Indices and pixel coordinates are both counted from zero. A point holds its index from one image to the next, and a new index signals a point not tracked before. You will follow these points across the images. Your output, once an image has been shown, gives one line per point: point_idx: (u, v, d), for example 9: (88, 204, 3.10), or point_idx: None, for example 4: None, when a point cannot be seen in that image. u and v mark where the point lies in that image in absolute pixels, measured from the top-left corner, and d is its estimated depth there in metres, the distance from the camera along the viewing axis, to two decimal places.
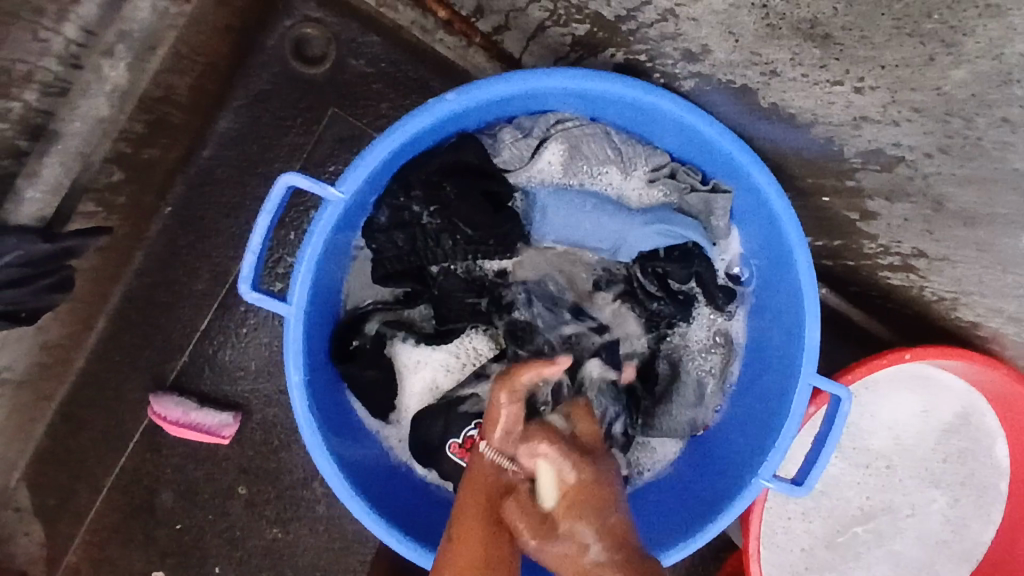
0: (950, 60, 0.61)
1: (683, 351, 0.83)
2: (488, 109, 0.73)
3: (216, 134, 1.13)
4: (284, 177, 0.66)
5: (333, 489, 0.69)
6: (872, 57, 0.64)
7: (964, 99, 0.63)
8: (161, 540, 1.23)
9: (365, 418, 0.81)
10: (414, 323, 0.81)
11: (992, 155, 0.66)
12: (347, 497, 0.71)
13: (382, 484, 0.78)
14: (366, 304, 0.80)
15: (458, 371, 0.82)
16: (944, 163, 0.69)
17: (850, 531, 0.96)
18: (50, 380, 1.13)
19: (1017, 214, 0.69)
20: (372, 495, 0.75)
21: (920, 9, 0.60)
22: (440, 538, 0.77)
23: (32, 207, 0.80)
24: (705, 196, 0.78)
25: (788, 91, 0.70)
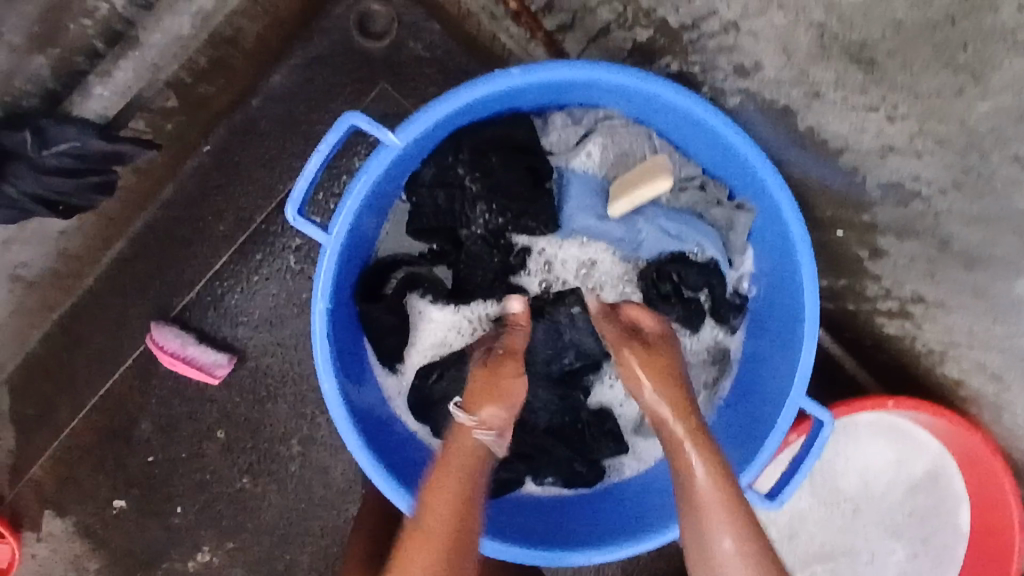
0: (977, 93, 0.70)
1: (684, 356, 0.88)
2: (544, 93, 0.81)
3: (269, 86, 1.17)
4: (349, 115, 0.72)
5: (333, 416, 0.73)
6: (908, 85, 0.72)
7: (984, 133, 0.71)
8: (130, 469, 1.23)
9: (373, 362, 0.87)
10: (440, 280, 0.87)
11: (1000, 192, 0.73)
12: (343, 427, 0.75)
13: (376, 427, 0.82)
14: (397, 256, 0.87)
15: (469, 334, 0.86)
16: (956, 200, 0.75)
17: (807, 566, 1.01)
18: (58, 290, 1.15)
19: (1016, 257, 0.76)
20: (366, 435, 0.79)
21: (957, 39, 0.69)
22: (421, 486, 0.81)
23: (98, 104, 0.83)
24: (729, 211, 0.85)
25: (826, 114, 0.77)
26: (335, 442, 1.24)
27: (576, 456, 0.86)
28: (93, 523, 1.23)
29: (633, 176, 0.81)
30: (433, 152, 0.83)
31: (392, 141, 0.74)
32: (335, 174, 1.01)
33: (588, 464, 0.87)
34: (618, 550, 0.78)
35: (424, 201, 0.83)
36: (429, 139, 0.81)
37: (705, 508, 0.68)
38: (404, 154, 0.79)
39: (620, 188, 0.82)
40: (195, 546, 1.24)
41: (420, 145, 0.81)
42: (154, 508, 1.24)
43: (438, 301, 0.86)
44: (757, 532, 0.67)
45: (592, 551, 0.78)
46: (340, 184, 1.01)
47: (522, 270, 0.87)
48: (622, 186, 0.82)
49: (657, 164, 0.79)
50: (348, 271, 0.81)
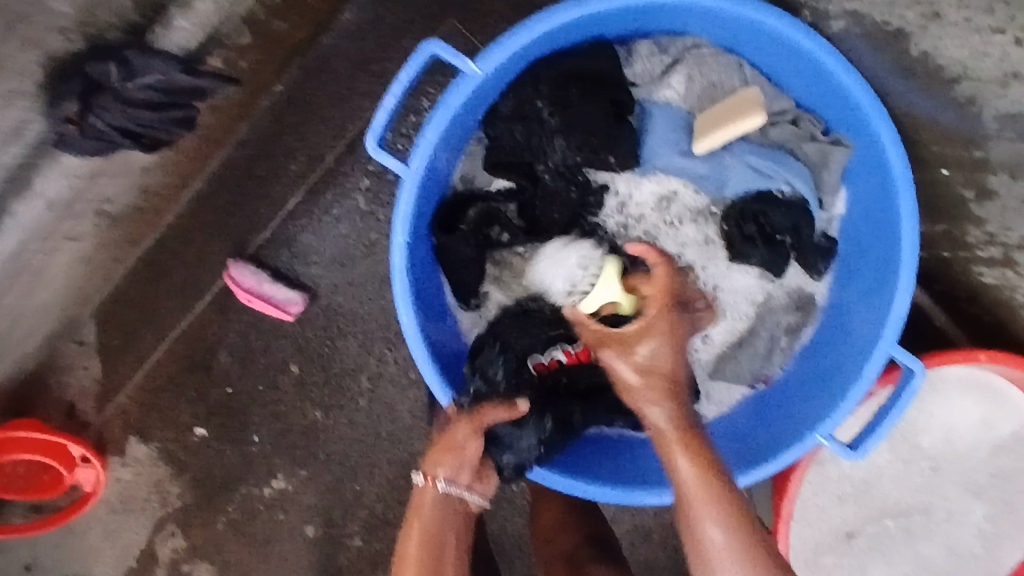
0: None
1: (765, 300, 0.86)
2: (629, 18, 0.79)
3: (339, 25, 1.19)
4: (430, 43, 0.70)
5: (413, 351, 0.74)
6: None
7: None
8: (211, 398, 1.29)
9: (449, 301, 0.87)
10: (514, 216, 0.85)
11: None
12: (421, 359, 0.76)
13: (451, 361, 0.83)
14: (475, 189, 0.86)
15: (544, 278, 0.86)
16: None
17: (880, 522, 0.97)
18: (141, 225, 1.20)
19: None
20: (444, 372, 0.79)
21: None
22: None
23: (179, 36, 0.84)
24: (823, 146, 0.80)
25: None
26: (403, 379, 1.27)
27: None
28: (176, 448, 1.30)
29: (723, 110, 0.77)
30: (510, 85, 0.81)
31: (473, 70, 0.72)
32: (405, 114, 1.00)
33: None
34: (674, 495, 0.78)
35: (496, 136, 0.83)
36: (509, 69, 0.79)
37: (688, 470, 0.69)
38: (484, 84, 0.77)
39: (708, 123, 0.78)
40: (271, 474, 1.30)
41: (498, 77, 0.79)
42: (233, 436, 1.30)
43: (515, 240, 0.85)
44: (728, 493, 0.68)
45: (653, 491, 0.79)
46: (410, 123, 0.99)
47: (599, 210, 0.86)
48: (712, 120, 0.78)
49: (750, 98, 0.75)
50: (427, 205, 0.81)
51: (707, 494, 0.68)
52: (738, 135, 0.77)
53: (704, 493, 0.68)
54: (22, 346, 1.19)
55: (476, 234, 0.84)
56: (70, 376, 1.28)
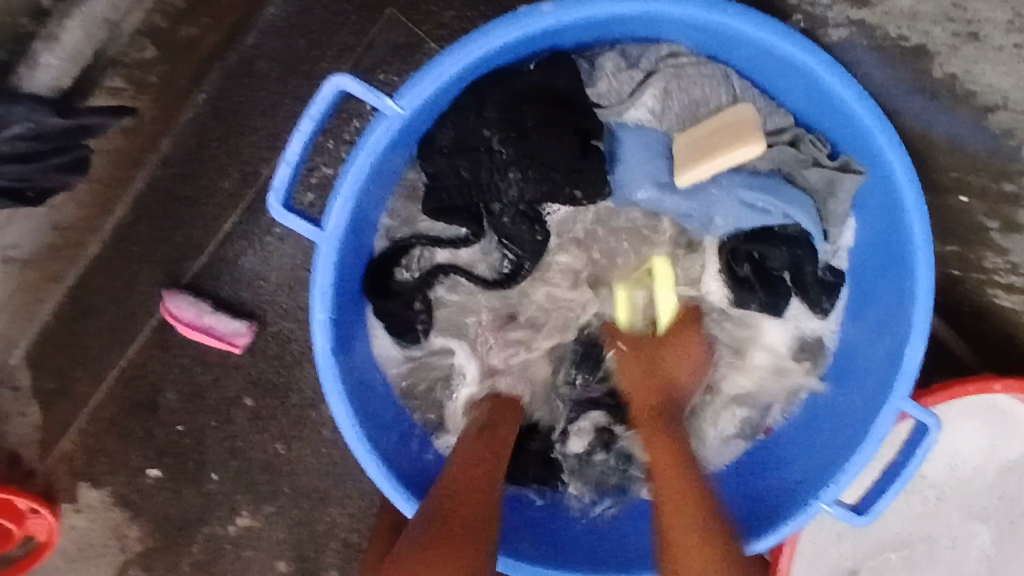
0: None
1: (772, 356, 0.76)
2: (591, 27, 0.66)
3: (262, 20, 1.04)
4: (332, 79, 0.59)
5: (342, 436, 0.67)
6: None
7: None
8: (160, 439, 1.16)
9: (385, 358, 0.78)
10: (470, 266, 0.78)
11: None
12: (352, 441, 0.69)
13: (386, 423, 0.76)
14: (410, 236, 0.76)
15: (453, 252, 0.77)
16: None
17: (883, 556, 0.90)
18: (60, 260, 1.06)
19: None
20: (381, 446, 0.73)
21: None
22: None
23: (48, 75, 0.71)
24: (829, 174, 0.69)
25: (978, 61, 0.64)
26: None
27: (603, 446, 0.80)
28: (129, 492, 1.17)
29: (711, 132, 0.67)
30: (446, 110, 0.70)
31: (391, 109, 0.62)
32: (343, 117, 0.87)
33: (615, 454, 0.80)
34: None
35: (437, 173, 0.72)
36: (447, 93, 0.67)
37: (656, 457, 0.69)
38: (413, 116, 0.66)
39: (691, 151, 0.68)
40: (234, 512, 1.18)
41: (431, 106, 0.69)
42: (188, 475, 1.17)
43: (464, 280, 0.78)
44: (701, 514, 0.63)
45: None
46: (352, 128, 0.87)
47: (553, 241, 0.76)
48: (699, 149, 0.67)
49: (747, 118, 0.65)
50: (353, 262, 0.73)
51: (680, 500, 0.64)
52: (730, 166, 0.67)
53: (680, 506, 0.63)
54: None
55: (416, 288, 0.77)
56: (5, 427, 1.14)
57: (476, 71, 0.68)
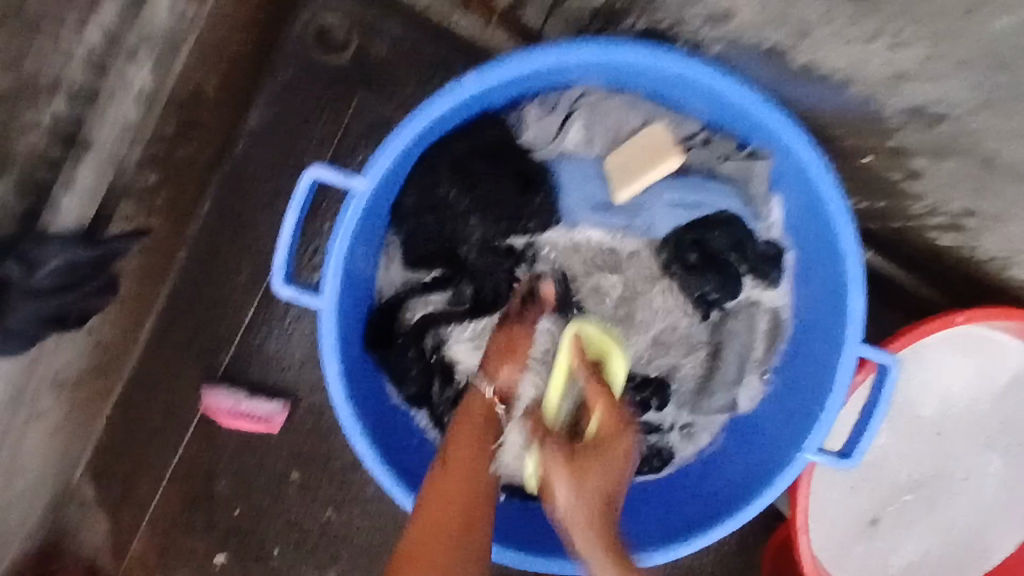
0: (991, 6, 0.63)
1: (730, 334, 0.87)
2: (511, 88, 0.79)
3: (248, 130, 1.17)
4: (307, 171, 0.70)
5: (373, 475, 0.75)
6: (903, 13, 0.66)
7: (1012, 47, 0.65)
8: (221, 525, 1.24)
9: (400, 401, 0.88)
10: (453, 305, 0.87)
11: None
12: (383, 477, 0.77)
13: (411, 458, 0.84)
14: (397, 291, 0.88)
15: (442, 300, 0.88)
16: (989, 120, 0.70)
17: (899, 499, 0.94)
18: (106, 376, 1.17)
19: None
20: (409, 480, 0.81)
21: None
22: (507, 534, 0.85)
23: (69, 215, 0.81)
24: (743, 163, 0.83)
25: (820, 49, 0.73)
26: None
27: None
28: None
29: (636, 151, 0.82)
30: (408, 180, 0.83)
31: (359, 186, 0.73)
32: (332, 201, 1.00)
33: None
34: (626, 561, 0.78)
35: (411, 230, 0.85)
36: (404, 162, 0.80)
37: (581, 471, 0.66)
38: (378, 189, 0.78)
39: (624, 172, 0.82)
40: None
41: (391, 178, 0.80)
42: (251, 555, 1.24)
43: (455, 321, 0.87)
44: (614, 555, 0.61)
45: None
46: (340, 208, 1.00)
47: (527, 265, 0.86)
48: (624, 170, 0.82)
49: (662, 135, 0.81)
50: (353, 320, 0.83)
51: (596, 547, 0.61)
52: (658, 178, 0.82)
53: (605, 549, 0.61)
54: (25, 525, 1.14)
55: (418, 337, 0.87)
56: (80, 537, 1.25)
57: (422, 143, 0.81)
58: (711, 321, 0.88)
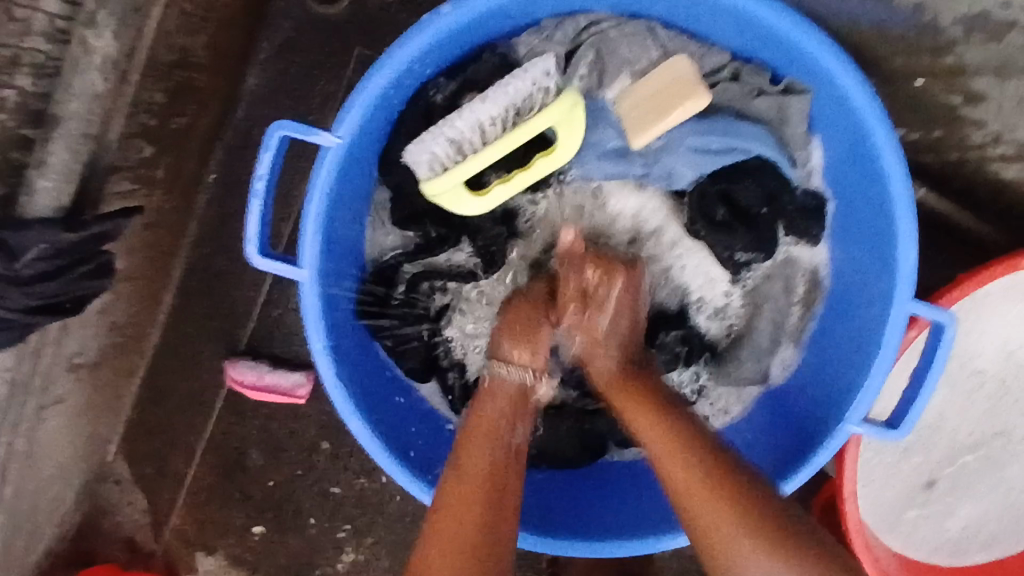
0: None
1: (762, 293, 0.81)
2: (512, 10, 0.74)
3: (247, 92, 1.11)
4: (274, 129, 0.64)
5: (369, 451, 0.72)
6: None
7: None
8: (256, 496, 1.19)
9: (399, 373, 0.84)
10: (444, 266, 0.84)
11: None
12: (381, 458, 0.73)
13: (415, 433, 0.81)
14: (387, 256, 0.84)
15: (435, 264, 0.84)
16: None
17: (959, 460, 0.86)
18: (128, 355, 1.12)
19: None
20: (411, 459, 0.77)
21: None
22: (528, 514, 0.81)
23: (47, 197, 0.76)
24: (776, 98, 0.75)
25: None
26: None
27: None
28: (241, 550, 1.20)
29: (655, 91, 0.73)
30: (396, 123, 0.78)
31: (332, 141, 0.68)
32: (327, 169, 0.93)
33: None
34: (656, 542, 0.74)
35: (404, 181, 0.79)
36: (391, 103, 0.75)
37: (629, 407, 0.69)
38: (354, 146, 0.73)
39: (642, 114, 0.73)
40: (338, 548, 1.19)
41: (378, 121, 0.76)
42: (288, 524, 1.20)
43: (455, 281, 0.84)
44: (700, 454, 0.63)
45: (624, 540, 0.74)
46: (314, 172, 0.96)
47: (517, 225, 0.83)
48: (643, 112, 0.73)
49: (685, 69, 0.71)
50: (340, 289, 0.78)
51: (681, 470, 0.62)
52: (680, 120, 0.73)
53: (676, 458, 0.63)
54: (62, 507, 1.11)
55: (412, 300, 0.83)
56: (120, 514, 1.21)
57: (417, 80, 0.76)
58: (744, 283, 0.82)
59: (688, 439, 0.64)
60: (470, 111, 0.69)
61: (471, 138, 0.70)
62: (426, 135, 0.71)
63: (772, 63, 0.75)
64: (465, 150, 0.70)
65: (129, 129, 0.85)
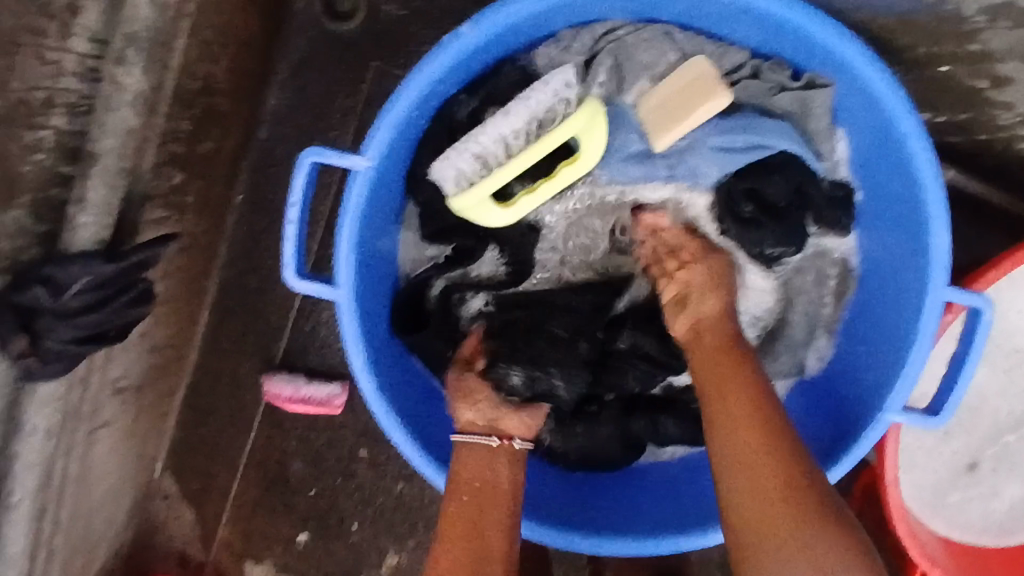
0: None
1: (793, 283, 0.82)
2: (531, 24, 0.74)
3: (269, 112, 1.13)
4: (305, 156, 0.66)
5: (411, 463, 0.73)
6: None
7: None
8: (299, 506, 1.22)
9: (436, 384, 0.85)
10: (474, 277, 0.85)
11: None
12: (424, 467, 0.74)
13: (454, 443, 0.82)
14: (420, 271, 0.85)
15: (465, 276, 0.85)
16: None
17: (1000, 440, 0.86)
18: (168, 376, 1.15)
19: None
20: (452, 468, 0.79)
21: None
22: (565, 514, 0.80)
23: (88, 232, 0.77)
24: (798, 94, 0.75)
25: None
26: None
27: (666, 416, 0.84)
28: (288, 560, 1.23)
29: (678, 93, 0.73)
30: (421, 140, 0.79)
31: (361, 164, 0.69)
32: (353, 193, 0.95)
33: (680, 424, 0.84)
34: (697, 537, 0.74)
35: (432, 196, 0.80)
36: (416, 122, 0.76)
37: (722, 371, 0.66)
38: (382, 167, 0.74)
39: (663, 115, 0.74)
40: (382, 554, 1.22)
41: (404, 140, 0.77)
42: (332, 533, 1.22)
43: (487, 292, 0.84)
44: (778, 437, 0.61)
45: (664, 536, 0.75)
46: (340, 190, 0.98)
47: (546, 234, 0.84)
48: (666, 115, 0.73)
49: (705, 69, 0.71)
50: (375, 305, 0.80)
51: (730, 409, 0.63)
52: (704, 118, 0.73)
53: (723, 386, 0.65)
54: (114, 525, 1.14)
55: (444, 313, 0.84)
56: (168, 531, 1.24)
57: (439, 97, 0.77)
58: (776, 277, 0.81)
59: (763, 412, 0.63)
60: (493, 125, 0.70)
61: (496, 151, 0.70)
62: (452, 151, 0.71)
63: (791, 58, 0.75)
64: (491, 164, 0.71)
65: (160, 157, 0.87)
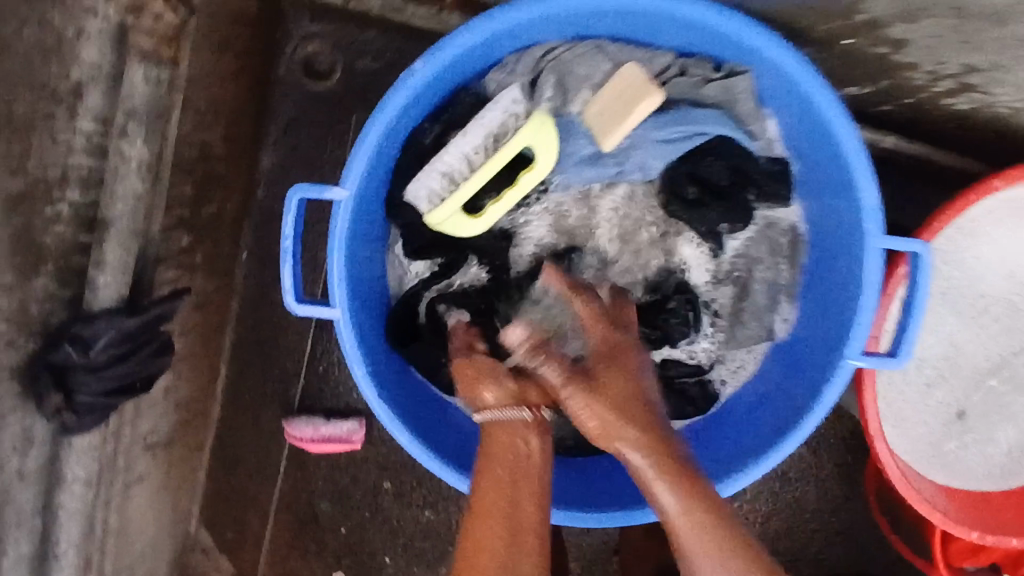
0: None
1: (749, 258, 0.90)
2: (477, 53, 0.82)
3: (264, 172, 1.21)
4: (292, 191, 0.73)
5: (420, 459, 0.79)
6: None
7: None
8: (331, 543, 1.27)
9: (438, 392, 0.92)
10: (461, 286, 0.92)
11: None
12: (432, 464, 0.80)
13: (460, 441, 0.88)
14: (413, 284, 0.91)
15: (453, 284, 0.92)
16: None
17: (985, 385, 0.89)
18: (195, 430, 1.21)
19: None
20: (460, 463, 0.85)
21: None
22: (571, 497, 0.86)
23: (109, 291, 0.84)
24: (722, 84, 0.82)
25: None
26: None
27: None
28: None
29: (618, 98, 0.80)
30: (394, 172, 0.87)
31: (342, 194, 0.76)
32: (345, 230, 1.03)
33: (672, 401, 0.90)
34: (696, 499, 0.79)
35: (414, 219, 0.87)
36: (387, 153, 0.83)
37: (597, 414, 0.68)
38: (360, 197, 0.81)
39: (606, 119, 0.81)
40: None
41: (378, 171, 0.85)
42: (365, 565, 1.27)
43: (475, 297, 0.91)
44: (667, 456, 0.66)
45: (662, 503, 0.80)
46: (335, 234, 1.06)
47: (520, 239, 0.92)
48: (609, 119, 0.81)
49: (637, 73, 0.79)
50: (371, 322, 0.87)
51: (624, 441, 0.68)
52: (643, 117, 0.80)
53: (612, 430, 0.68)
54: None
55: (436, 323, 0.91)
56: None
57: (403, 130, 0.84)
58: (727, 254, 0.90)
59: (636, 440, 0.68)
60: (455, 145, 0.78)
61: (460, 168, 0.78)
62: (421, 174, 0.79)
63: (712, 53, 0.82)
64: (457, 179, 0.78)
65: (167, 221, 0.95)
